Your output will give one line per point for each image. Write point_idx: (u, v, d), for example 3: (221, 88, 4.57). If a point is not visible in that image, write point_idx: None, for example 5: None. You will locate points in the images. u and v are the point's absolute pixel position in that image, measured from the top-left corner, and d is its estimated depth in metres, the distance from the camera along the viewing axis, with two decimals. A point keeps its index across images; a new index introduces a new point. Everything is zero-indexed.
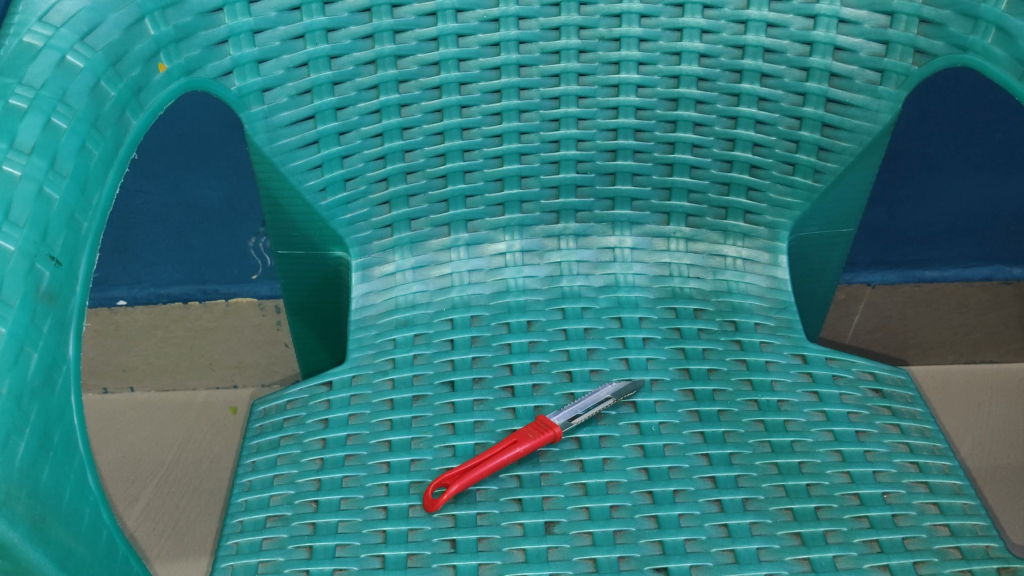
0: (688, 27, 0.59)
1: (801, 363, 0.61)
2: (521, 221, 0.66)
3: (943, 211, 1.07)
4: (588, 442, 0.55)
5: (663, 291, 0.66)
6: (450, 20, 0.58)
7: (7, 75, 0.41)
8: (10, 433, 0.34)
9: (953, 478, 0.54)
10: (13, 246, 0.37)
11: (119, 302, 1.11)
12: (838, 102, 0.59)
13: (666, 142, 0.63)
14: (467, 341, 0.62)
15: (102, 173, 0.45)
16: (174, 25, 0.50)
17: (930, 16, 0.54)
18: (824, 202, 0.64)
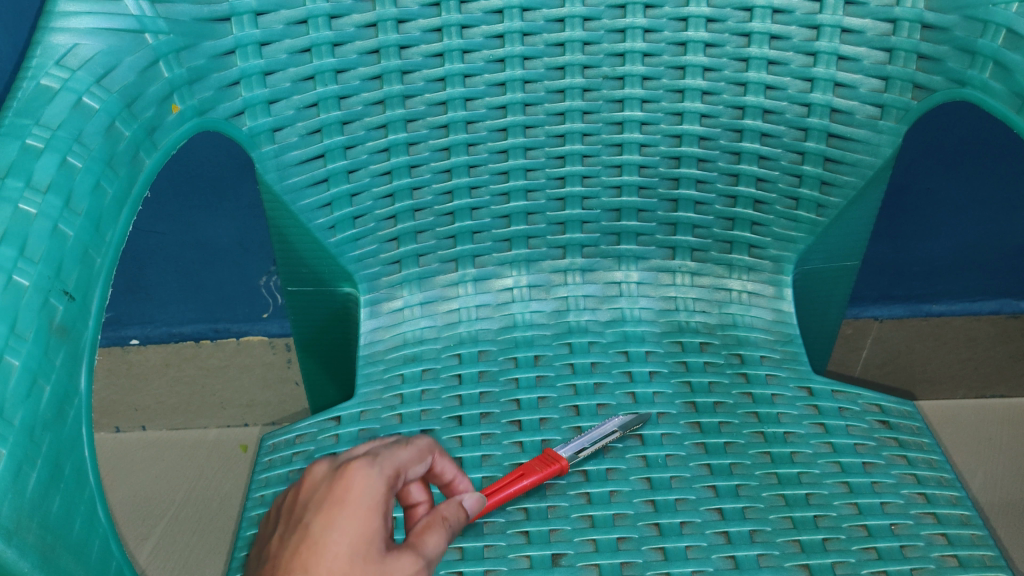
0: (690, 65, 0.60)
1: (807, 395, 0.61)
2: (528, 256, 0.67)
3: (948, 246, 1.08)
4: (594, 475, 0.55)
5: (669, 325, 0.66)
6: (456, 61, 0.59)
7: (24, 116, 0.42)
8: (22, 464, 0.34)
9: (960, 508, 0.54)
10: (29, 281, 0.38)
11: (132, 342, 1.12)
12: (839, 137, 0.60)
13: (669, 178, 0.64)
14: (475, 376, 0.62)
15: (116, 212, 0.46)
16: (187, 67, 0.52)
17: (928, 52, 0.55)
18: (829, 235, 0.65)
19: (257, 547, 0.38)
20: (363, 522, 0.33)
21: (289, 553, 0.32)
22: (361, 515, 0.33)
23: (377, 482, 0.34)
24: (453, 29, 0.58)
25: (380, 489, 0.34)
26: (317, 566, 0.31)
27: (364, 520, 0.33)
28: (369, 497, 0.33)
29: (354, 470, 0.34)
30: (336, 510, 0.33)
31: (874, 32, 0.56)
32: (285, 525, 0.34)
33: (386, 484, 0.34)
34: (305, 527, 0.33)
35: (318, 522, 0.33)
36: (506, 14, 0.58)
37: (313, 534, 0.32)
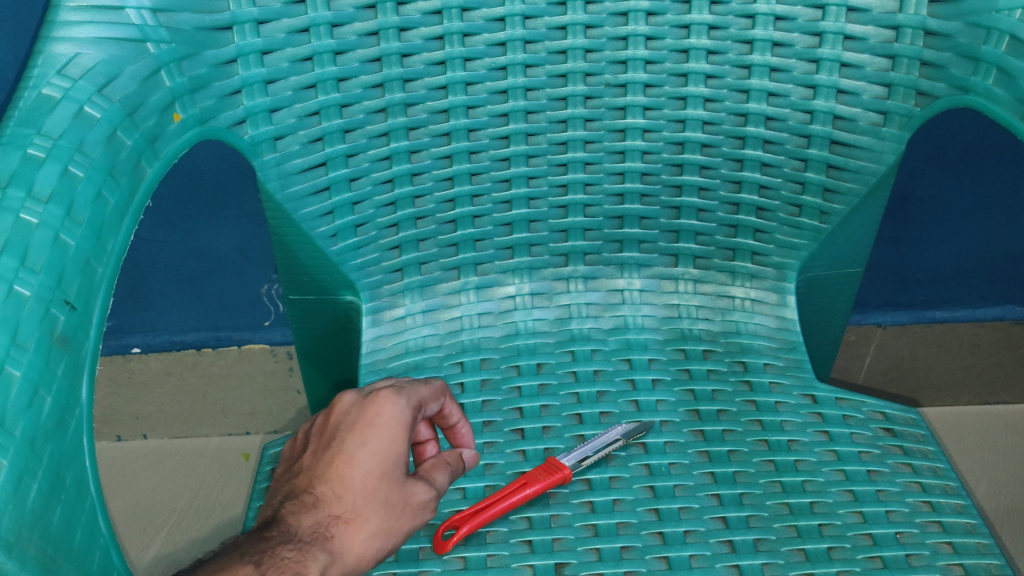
0: (692, 72, 0.60)
1: (811, 403, 0.61)
2: (531, 264, 0.67)
3: (951, 252, 1.08)
4: (597, 484, 0.55)
5: (672, 332, 0.66)
6: (458, 69, 0.59)
7: (26, 126, 0.42)
8: (23, 475, 0.34)
9: (966, 516, 0.53)
10: (30, 291, 0.38)
11: (133, 350, 1.11)
12: (842, 144, 0.60)
13: (672, 185, 0.64)
14: (477, 384, 0.62)
15: (118, 221, 0.45)
16: (188, 76, 0.51)
17: (931, 59, 0.55)
18: (832, 242, 0.65)
19: (287, 453, 0.48)
20: (387, 445, 0.42)
21: (328, 462, 0.42)
22: (387, 440, 0.43)
23: (400, 412, 0.44)
24: (455, 37, 0.58)
25: (403, 418, 0.44)
26: (351, 474, 0.42)
27: (388, 443, 0.42)
28: (397, 423, 0.43)
29: (383, 400, 0.44)
30: (367, 432, 0.43)
31: (876, 39, 0.56)
32: (323, 439, 0.44)
33: (409, 412, 0.44)
34: (340, 444, 0.43)
35: (353, 441, 0.42)
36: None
37: (348, 448, 0.42)
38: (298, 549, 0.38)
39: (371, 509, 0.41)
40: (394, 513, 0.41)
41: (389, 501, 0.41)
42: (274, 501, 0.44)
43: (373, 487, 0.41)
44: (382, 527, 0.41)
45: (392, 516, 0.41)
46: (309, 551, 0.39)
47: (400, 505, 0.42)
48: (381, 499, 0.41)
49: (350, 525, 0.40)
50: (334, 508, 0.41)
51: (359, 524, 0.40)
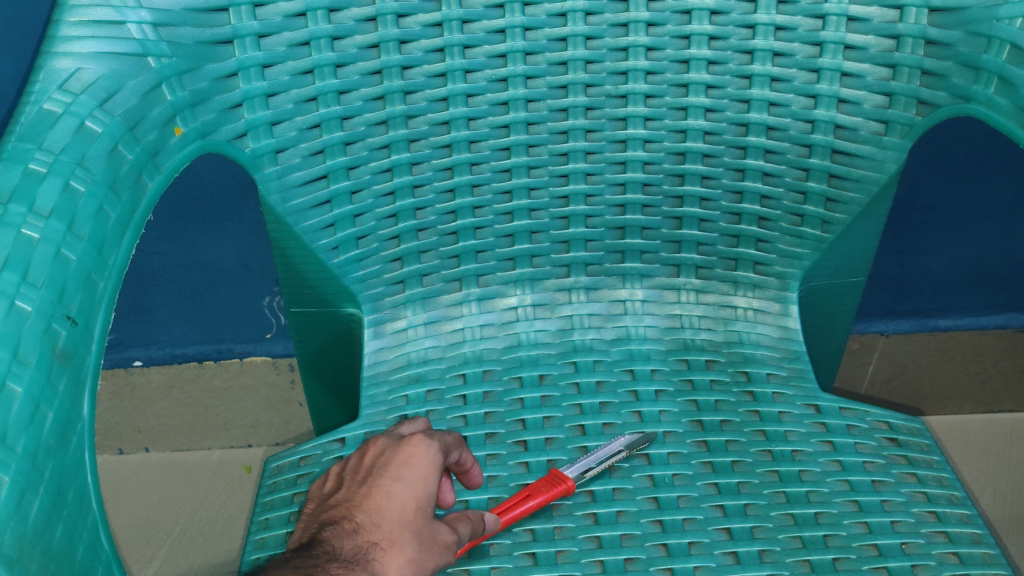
0: (693, 83, 0.60)
1: (814, 413, 0.60)
2: (532, 275, 0.67)
3: (953, 260, 1.07)
4: (601, 495, 0.55)
5: (674, 342, 0.66)
6: (459, 81, 0.59)
7: (27, 141, 0.42)
8: (24, 492, 0.34)
9: (971, 527, 0.53)
10: (31, 306, 0.38)
11: (135, 363, 1.11)
12: (843, 153, 0.60)
13: (673, 196, 0.64)
14: (479, 396, 0.62)
15: (119, 235, 0.45)
16: (189, 90, 0.51)
17: (931, 68, 0.55)
18: (834, 251, 0.65)
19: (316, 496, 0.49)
20: (420, 482, 0.44)
21: (364, 497, 0.44)
22: (422, 478, 0.44)
23: (433, 452, 0.45)
24: (455, 49, 0.58)
25: (435, 459, 0.45)
26: (387, 507, 0.43)
27: (423, 480, 0.44)
28: (431, 462, 0.45)
29: (416, 441, 0.46)
30: (403, 469, 0.44)
31: (877, 48, 0.56)
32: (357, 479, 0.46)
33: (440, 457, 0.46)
34: (376, 479, 0.44)
35: (389, 477, 0.44)
36: (507, 10, 0.57)
37: (385, 483, 0.44)
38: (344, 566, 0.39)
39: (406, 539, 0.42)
40: (425, 547, 0.42)
41: (422, 535, 0.42)
42: (308, 532, 0.44)
43: (409, 520, 0.43)
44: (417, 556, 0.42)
45: (424, 549, 0.42)
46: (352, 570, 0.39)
47: (431, 540, 0.43)
48: (416, 532, 0.42)
49: (389, 551, 0.41)
50: (373, 535, 0.42)
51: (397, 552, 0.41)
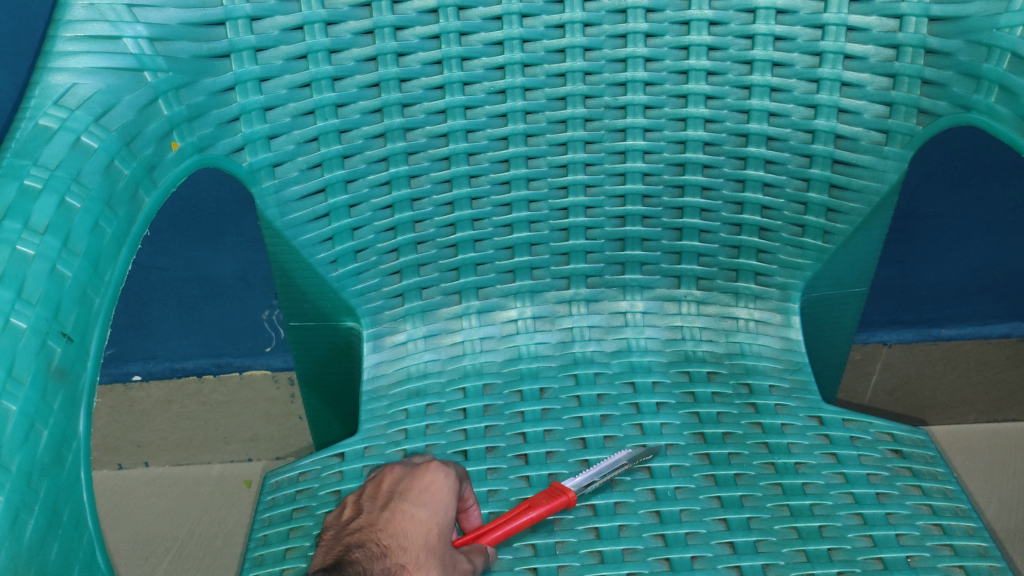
0: (692, 93, 0.60)
1: (817, 425, 0.60)
2: (532, 287, 0.67)
3: (956, 270, 1.07)
4: (602, 509, 0.54)
5: (675, 354, 0.66)
6: (457, 93, 0.58)
7: (23, 157, 0.42)
8: (19, 510, 0.34)
9: (977, 539, 0.53)
10: (26, 323, 0.38)
11: (134, 377, 1.11)
12: (844, 163, 0.59)
13: (674, 207, 0.64)
14: (480, 410, 0.61)
15: (115, 251, 0.45)
16: (186, 105, 0.51)
17: (932, 77, 0.54)
18: (836, 261, 0.64)
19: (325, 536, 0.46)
20: (442, 511, 0.45)
21: (387, 522, 0.44)
22: (444, 507, 0.45)
23: (452, 482, 0.47)
24: (454, 61, 0.57)
25: (452, 486, 0.47)
26: (413, 532, 0.44)
27: (443, 508, 0.45)
28: (450, 491, 0.46)
29: (436, 469, 0.47)
30: (424, 495, 0.46)
31: (877, 58, 0.56)
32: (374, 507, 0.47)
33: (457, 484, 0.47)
34: (398, 505, 0.45)
35: (412, 503, 0.45)
36: (506, 22, 0.57)
37: (409, 508, 0.45)
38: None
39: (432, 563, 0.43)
40: (445, 572, 0.44)
41: (445, 561, 0.44)
42: (329, 553, 0.44)
43: (434, 546, 0.44)
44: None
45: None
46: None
47: (448, 565, 0.44)
48: (439, 557, 0.43)
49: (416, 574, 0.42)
50: (402, 557, 0.42)
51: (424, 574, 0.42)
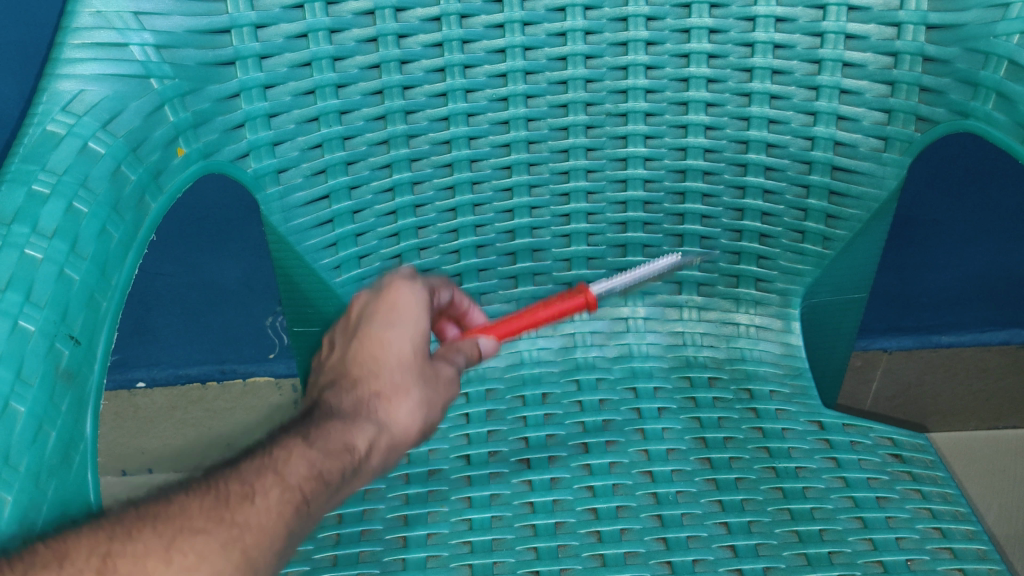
0: (693, 100, 0.60)
1: (818, 429, 0.60)
2: (535, 293, 0.67)
3: (955, 277, 1.08)
4: (604, 513, 0.55)
5: (677, 360, 0.66)
6: (460, 100, 0.59)
7: (30, 162, 0.43)
8: (27, 511, 0.35)
9: (977, 542, 0.53)
10: (34, 325, 0.39)
11: (139, 383, 1.12)
12: (844, 169, 0.60)
13: (675, 214, 0.64)
14: (482, 415, 0.62)
15: (122, 255, 0.46)
16: (192, 111, 0.52)
17: (930, 84, 0.55)
18: (836, 268, 0.65)
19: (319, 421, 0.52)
20: (411, 323, 0.46)
21: (360, 349, 0.46)
22: (415, 325, 0.46)
23: (417, 296, 0.48)
24: (456, 69, 0.58)
25: (419, 301, 0.47)
26: (383, 356, 0.45)
27: (412, 320, 0.46)
28: (416, 304, 0.47)
29: (399, 286, 0.48)
30: (391, 314, 0.47)
31: (875, 65, 0.56)
32: (349, 339, 0.48)
33: (424, 297, 0.48)
34: (366, 330, 0.47)
35: (381, 325, 0.46)
36: (508, 30, 0.57)
37: (376, 331, 0.46)
38: (344, 421, 0.44)
39: (409, 380, 0.45)
40: (431, 386, 0.46)
41: (426, 374, 0.45)
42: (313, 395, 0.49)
43: (410, 363, 0.45)
44: (428, 398, 0.45)
45: (430, 390, 0.45)
46: (356, 423, 0.44)
47: (434, 379, 0.46)
48: (418, 372, 0.45)
49: (392, 398, 0.45)
50: (376, 382, 0.45)
51: (402, 396, 0.44)
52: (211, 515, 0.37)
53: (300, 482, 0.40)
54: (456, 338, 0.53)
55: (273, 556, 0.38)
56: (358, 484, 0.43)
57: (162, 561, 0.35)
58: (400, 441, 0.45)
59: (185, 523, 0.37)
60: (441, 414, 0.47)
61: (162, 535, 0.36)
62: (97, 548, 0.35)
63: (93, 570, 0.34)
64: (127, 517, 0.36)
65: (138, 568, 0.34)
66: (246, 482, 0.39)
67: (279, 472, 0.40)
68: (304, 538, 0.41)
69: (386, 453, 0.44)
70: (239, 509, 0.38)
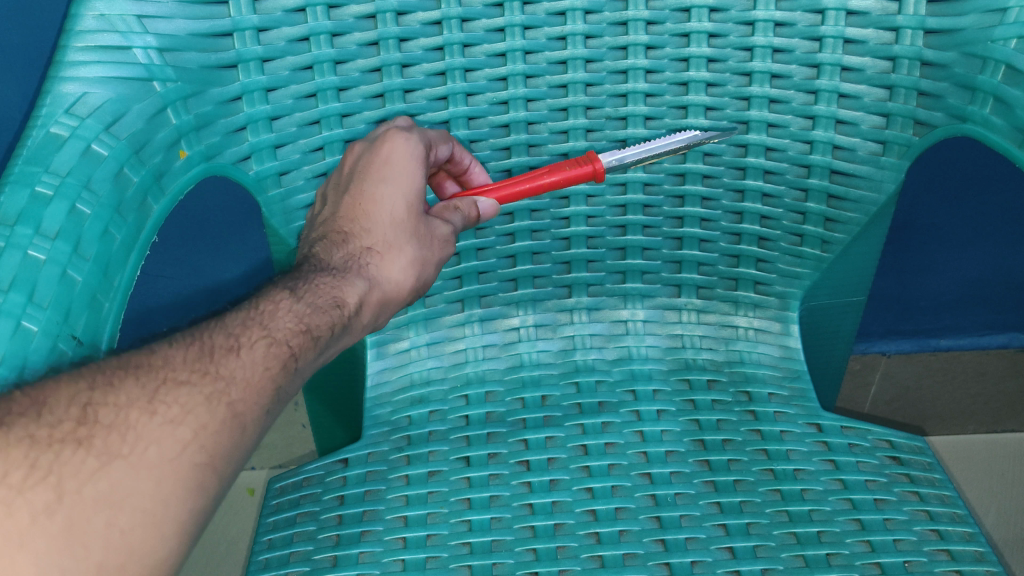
0: (693, 104, 0.60)
1: (816, 432, 0.60)
2: (534, 295, 0.68)
3: (954, 280, 1.08)
4: (603, 514, 0.55)
5: (676, 362, 0.66)
6: (461, 104, 0.59)
7: (34, 164, 0.44)
8: None
9: (974, 544, 0.53)
10: (37, 326, 0.41)
11: None
12: (842, 173, 0.60)
13: (674, 217, 0.65)
14: (482, 417, 0.62)
15: (124, 256, 0.47)
16: (195, 114, 0.52)
17: (928, 89, 0.55)
18: (833, 270, 0.66)
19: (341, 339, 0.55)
20: (404, 181, 0.52)
21: (354, 204, 0.53)
22: (408, 184, 0.53)
23: (412, 148, 0.53)
24: (457, 72, 0.58)
25: (414, 152, 0.53)
26: (377, 212, 0.52)
27: (406, 177, 0.53)
28: (411, 158, 0.53)
29: (395, 137, 0.53)
30: (386, 170, 0.53)
31: (874, 69, 0.56)
32: (349, 177, 0.55)
33: (419, 149, 0.53)
34: (362, 184, 0.53)
35: (375, 180, 0.53)
36: (508, 34, 0.57)
37: (372, 188, 0.53)
38: (336, 274, 0.50)
39: (402, 237, 0.52)
40: (421, 243, 0.53)
41: (417, 232, 0.52)
42: (304, 246, 0.54)
43: (401, 220, 0.52)
44: (417, 258, 0.53)
45: (422, 248, 0.53)
46: (345, 277, 0.50)
47: (425, 237, 0.53)
48: (410, 231, 0.52)
49: (385, 254, 0.52)
50: (369, 238, 0.52)
51: (394, 252, 0.52)
52: (196, 367, 0.41)
53: (286, 336, 0.45)
54: (451, 198, 0.58)
55: (259, 406, 0.42)
56: (342, 337, 0.49)
57: (144, 412, 0.38)
58: (390, 290, 0.52)
59: (169, 373, 0.40)
60: (432, 270, 0.55)
61: (144, 386, 0.39)
62: (78, 397, 0.38)
63: (74, 418, 0.37)
64: (108, 366, 0.40)
65: (119, 417, 0.38)
66: (231, 335, 0.44)
67: (264, 325, 0.45)
68: (294, 388, 0.46)
69: (372, 306, 0.51)
70: (223, 361, 0.42)
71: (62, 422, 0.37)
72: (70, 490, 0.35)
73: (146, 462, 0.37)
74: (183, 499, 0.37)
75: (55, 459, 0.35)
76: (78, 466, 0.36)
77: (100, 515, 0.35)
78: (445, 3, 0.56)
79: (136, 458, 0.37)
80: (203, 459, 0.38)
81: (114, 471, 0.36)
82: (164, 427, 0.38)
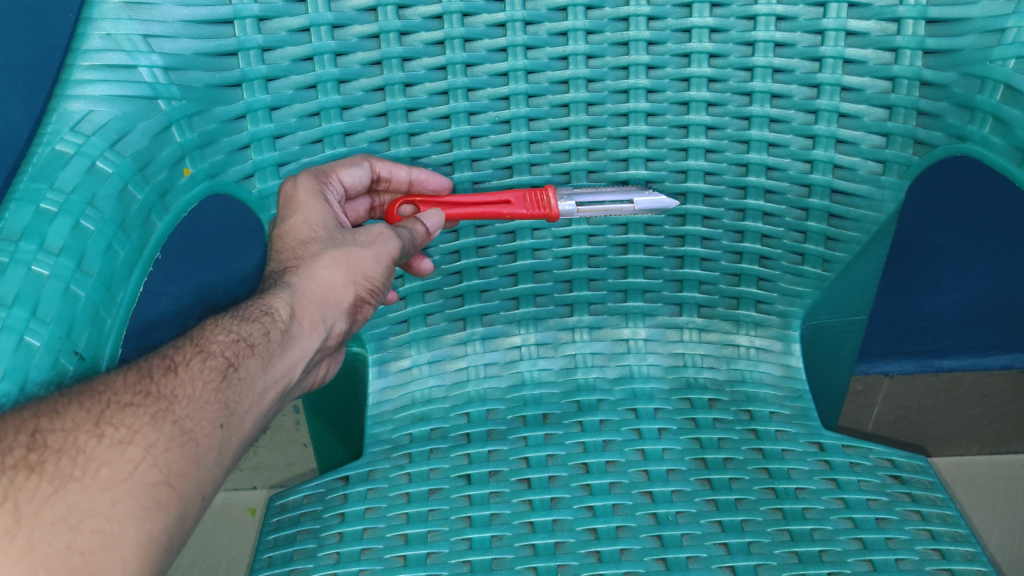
0: (693, 124, 0.60)
1: (818, 451, 0.60)
2: (536, 314, 0.68)
3: (957, 300, 1.08)
4: (605, 533, 0.55)
5: (677, 381, 0.66)
6: (463, 122, 0.60)
7: (39, 181, 0.45)
8: None
9: (976, 564, 0.53)
10: (40, 341, 0.41)
11: None
12: (842, 192, 0.60)
13: (676, 235, 0.65)
14: (484, 434, 0.62)
15: (127, 273, 0.47)
16: (198, 132, 0.53)
17: (927, 109, 0.55)
18: (835, 289, 0.66)
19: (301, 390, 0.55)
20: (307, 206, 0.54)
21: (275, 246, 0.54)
22: (313, 206, 0.54)
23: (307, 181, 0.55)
24: (459, 91, 0.58)
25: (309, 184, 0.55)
26: (288, 240, 0.53)
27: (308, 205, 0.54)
28: (306, 188, 0.55)
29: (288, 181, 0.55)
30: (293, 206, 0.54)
31: (873, 89, 0.56)
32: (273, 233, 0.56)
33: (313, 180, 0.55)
34: (279, 230, 0.54)
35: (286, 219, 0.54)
36: (510, 54, 0.58)
37: (285, 224, 0.54)
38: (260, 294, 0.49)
39: (318, 248, 0.53)
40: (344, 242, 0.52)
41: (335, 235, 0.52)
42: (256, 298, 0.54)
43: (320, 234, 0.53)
44: (341, 256, 0.52)
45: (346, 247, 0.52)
46: (271, 291, 0.49)
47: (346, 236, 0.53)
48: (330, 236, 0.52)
49: (308, 265, 0.51)
50: (288, 262, 0.52)
51: (313, 261, 0.51)
52: (138, 388, 0.41)
53: (221, 349, 0.45)
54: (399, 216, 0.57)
55: (208, 421, 0.41)
56: (294, 342, 0.48)
57: (92, 436, 0.38)
58: (330, 290, 0.51)
59: (112, 397, 0.40)
60: (385, 268, 0.54)
61: (90, 411, 0.39)
62: (26, 425, 0.38)
63: (25, 445, 0.37)
64: (53, 397, 0.39)
65: (68, 442, 0.38)
66: (166, 358, 0.43)
67: (199, 344, 0.45)
68: (248, 401, 0.44)
69: (316, 306, 0.50)
70: (164, 382, 0.42)
71: (13, 449, 0.37)
72: (27, 514, 0.35)
73: (101, 483, 0.36)
74: (142, 521, 0.36)
75: (10, 486, 0.36)
76: (32, 491, 0.36)
77: (61, 535, 0.35)
78: (448, 23, 0.56)
79: (91, 479, 0.36)
80: (159, 478, 0.38)
81: (69, 492, 0.36)
82: (113, 448, 0.37)
